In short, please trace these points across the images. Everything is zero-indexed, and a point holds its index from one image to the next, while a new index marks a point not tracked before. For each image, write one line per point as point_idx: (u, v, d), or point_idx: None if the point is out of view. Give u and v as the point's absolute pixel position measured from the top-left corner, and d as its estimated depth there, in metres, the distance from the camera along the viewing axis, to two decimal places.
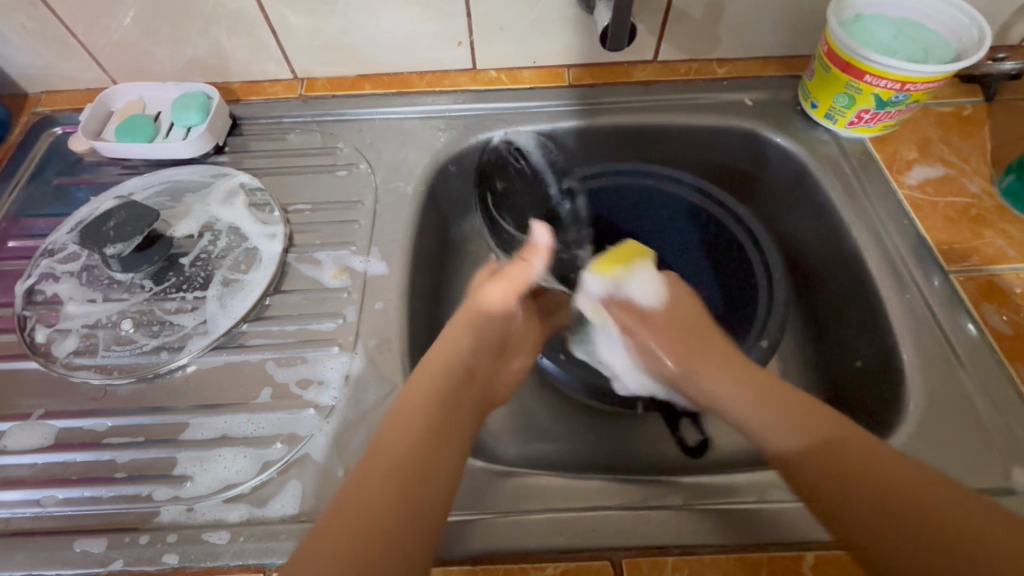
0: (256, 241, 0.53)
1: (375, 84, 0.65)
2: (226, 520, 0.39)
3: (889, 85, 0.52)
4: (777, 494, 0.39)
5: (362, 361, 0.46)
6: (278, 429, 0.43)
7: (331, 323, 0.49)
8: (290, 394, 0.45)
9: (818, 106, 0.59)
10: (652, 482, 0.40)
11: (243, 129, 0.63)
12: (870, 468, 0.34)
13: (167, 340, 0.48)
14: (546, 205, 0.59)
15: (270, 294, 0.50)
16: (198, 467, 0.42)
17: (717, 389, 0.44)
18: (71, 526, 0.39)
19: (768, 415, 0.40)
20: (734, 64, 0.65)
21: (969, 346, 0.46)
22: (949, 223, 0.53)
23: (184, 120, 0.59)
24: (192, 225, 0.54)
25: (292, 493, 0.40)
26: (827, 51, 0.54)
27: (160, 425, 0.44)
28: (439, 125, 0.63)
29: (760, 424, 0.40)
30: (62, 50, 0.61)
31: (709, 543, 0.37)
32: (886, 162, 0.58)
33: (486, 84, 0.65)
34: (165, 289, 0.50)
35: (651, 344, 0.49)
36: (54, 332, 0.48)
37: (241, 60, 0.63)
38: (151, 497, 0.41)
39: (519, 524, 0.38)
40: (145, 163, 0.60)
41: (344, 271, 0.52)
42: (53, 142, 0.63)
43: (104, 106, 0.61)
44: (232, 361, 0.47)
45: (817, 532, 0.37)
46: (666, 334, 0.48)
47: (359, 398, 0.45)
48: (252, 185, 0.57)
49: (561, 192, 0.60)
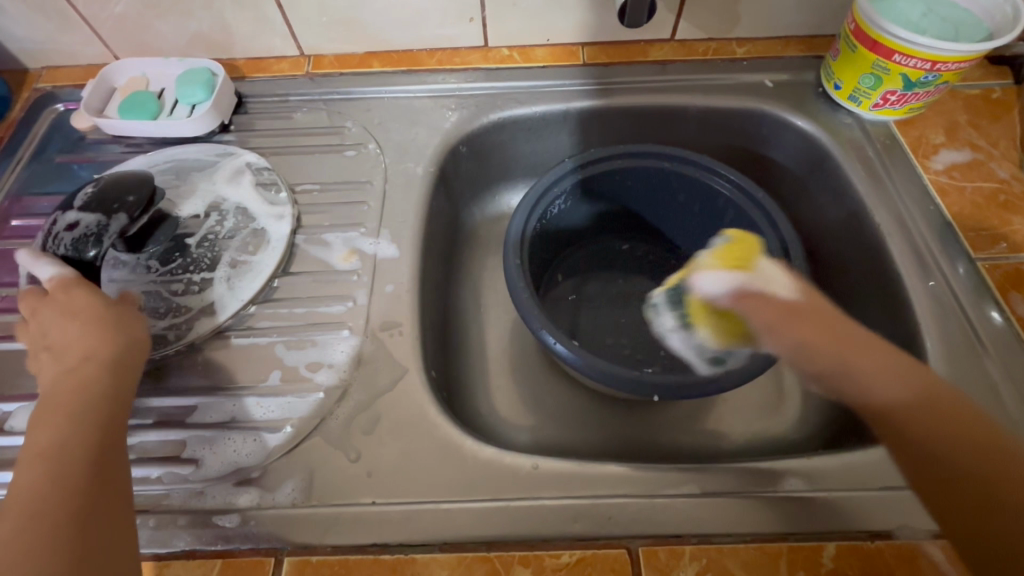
0: (264, 221, 0.52)
1: (384, 62, 0.63)
2: (235, 504, 0.39)
3: (918, 65, 0.50)
4: (795, 484, 0.39)
5: (372, 345, 0.46)
6: (288, 413, 0.43)
7: (340, 306, 0.48)
8: (300, 377, 0.44)
9: (841, 87, 0.57)
10: (669, 470, 0.39)
11: (249, 107, 0.62)
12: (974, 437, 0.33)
13: (174, 321, 0.47)
14: (557, 187, 0.57)
15: (278, 276, 0.49)
16: (207, 450, 0.41)
17: (845, 353, 0.36)
18: None
19: (875, 374, 0.35)
20: (754, 44, 0.63)
21: (995, 335, 0.45)
22: (976, 208, 0.51)
23: (189, 97, 0.57)
24: (198, 205, 0.53)
25: (302, 479, 0.40)
26: (854, 30, 0.52)
27: (168, 407, 0.43)
28: (449, 105, 0.61)
29: (877, 385, 0.35)
30: (63, 23, 0.59)
31: (728, 532, 0.37)
32: (911, 145, 0.56)
33: (498, 63, 0.63)
34: (171, 270, 0.49)
35: (777, 327, 0.37)
36: None
37: (246, 35, 0.61)
38: (160, 480, 0.40)
39: (533, 512, 0.38)
40: (149, 141, 0.59)
41: (353, 254, 0.51)
42: (56, 119, 0.62)
43: (107, 82, 0.60)
44: (240, 343, 0.46)
45: (838, 523, 0.37)
46: (800, 325, 0.37)
47: (370, 383, 0.44)
48: (258, 164, 0.55)
49: (573, 172, 0.57)
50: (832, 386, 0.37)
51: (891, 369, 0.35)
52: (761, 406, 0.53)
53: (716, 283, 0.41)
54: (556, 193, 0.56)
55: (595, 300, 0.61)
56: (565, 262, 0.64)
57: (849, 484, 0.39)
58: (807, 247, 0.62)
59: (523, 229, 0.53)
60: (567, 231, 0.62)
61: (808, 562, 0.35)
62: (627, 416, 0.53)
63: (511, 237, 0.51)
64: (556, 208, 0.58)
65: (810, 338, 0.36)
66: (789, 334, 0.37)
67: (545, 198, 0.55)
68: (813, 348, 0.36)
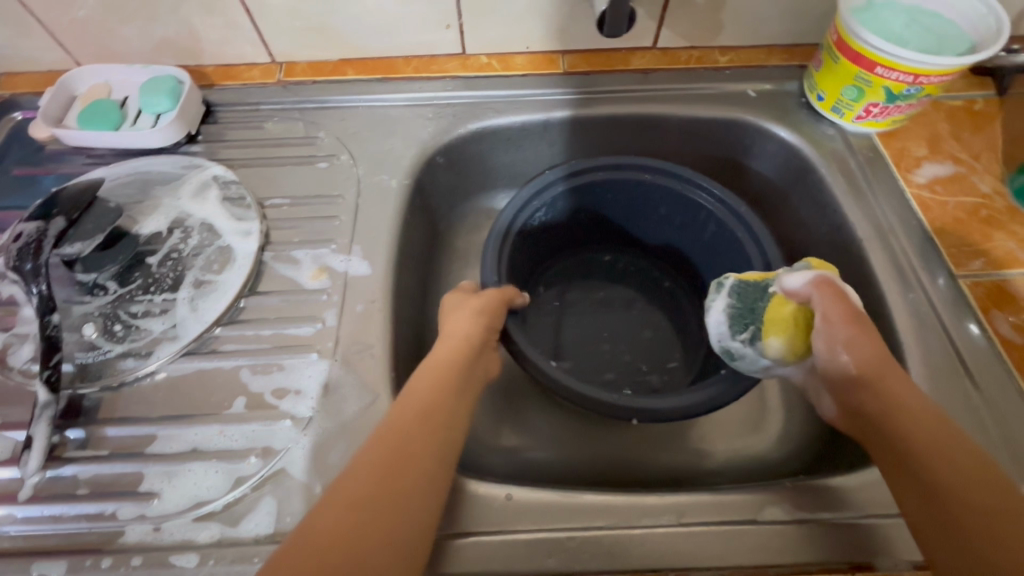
0: (230, 238, 0.50)
1: (358, 70, 0.61)
2: (196, 541, 0.37)
3: (900, 78, 0.49)
4: (775, 513, 0.37)
5: (343, 368, 0.44)
6: (253, 442, 0.41)
7: (310, 327, 0.46)
8: (265, 404, 0.42)
9: (824, 98, 0.56)
10: (647, 499, 0.38)
11: (218, 116, 0.59)
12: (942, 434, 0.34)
13: (133, 345, 0.45)
14: (538, 198, 0.55)
15: (244, 296, 0.47)
16: (166, 483, 0.39)
17: (854, 343, 0.39)
18: (29, 548, 0.37)
19: (863, 361, 0.38)
20: (736, 53, 0.62)
21: (976, 351, 0.45)
22: (958, 224, 0.51)
23: (153, 106, 0.55)
24: (161, 220, 0.51)
25: (266, 512, 0.38)
26: (836, 41, 0.51)
27: (125, 437, 0.41)
28: (427, 114, 0.59)
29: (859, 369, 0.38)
30: (19, 28, 0.57)
31: (706, 565, 0.35)
32: (893, 158, 0.55)
33: (476, 71, 0.61)
34: (131, 291, 0.47)
35: (834, 325, 0.39)
36: (12, 336, 0.45)
37: (214, 41, 0.59)
38: (115, 516, 0.38)
39: (504, 546, 0.36)
40: (112, 152, 0.56)
41: (324, 271, 0.49)
42: (14, 129, 0.59)
43: (66, 90, 0.57)
44: (204, 368, 0.44)
45: (816, 553, 0.36)
46: (859, 329, 0.39)
47: (339, 409, 0.42)
48: (226, 177, 0.53)
49: (554, 183, 0.55)
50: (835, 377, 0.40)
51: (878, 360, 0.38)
52: (743, 423, 0.52)
53: (804, 278, 0.43)
54: (536, 204, 0.55)
55: (578, 311, 0.60)
56: (547, 270, 0.63)
57: (831, 511, 0.38)
58: (791, 259, 0.61)
59: (505, 232, 0.52)
60: (549, 240, 0.61)
61: None
62: (607, 435, 0.51)
63: (491, 244, 0.51)
64: (538, 218, 0.57)
65: (851, 343, 0.39)
66: (841, 335, 0.39)
67: (526, 208, 0.54)
68: (854, 348, 0.38)
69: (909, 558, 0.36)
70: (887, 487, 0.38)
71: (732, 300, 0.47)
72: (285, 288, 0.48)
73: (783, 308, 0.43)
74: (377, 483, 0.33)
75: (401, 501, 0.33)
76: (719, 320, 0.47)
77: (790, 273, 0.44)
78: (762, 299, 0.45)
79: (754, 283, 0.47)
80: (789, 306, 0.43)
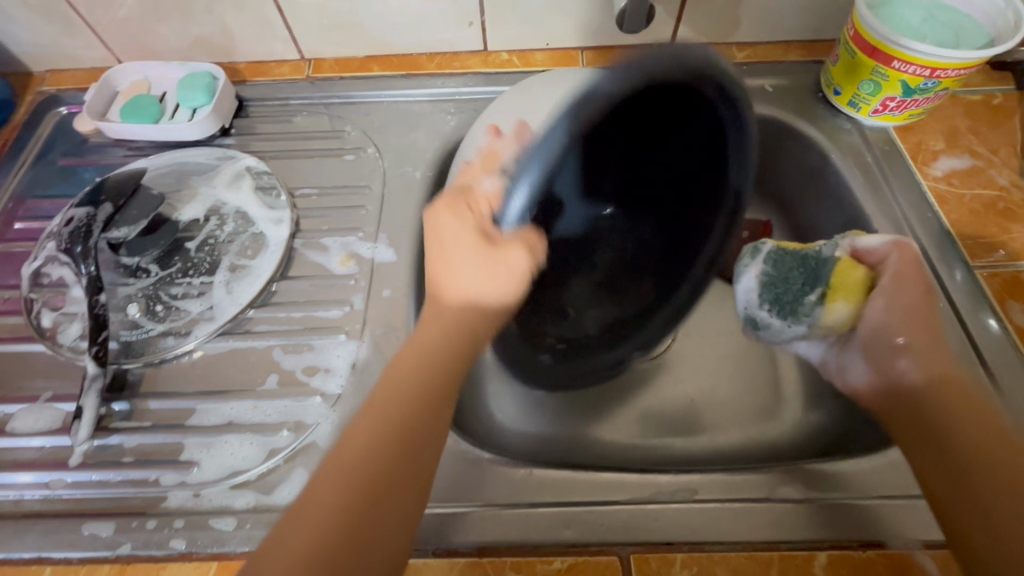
0: (263, 225, 0.52)
1: (383, 66, 0.64)
2: (233, 507, 0.39)
3: (918, 71, 0.49)
4: (787, 493, 0.39)
5: (370, 349, 0.46)
6: (285, 416, 0.43)
7: (338, 310, 0.48)
8: (296, 381, 0.45)
9: (841, 93, 0.57)
10: (662, 478, 0.40)
11: (250, 110, 0.62)
12: (972, 409, 0.37)
13: (173, 324, 0.47)
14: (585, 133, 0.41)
15: (276, 280, 0.50)
16: (205, 453, 0.42)
17: (909, 308, 0.41)
18: (79, 509, 0.40)
19: (923, 360, 0.39)
20: (753, 49, 0.63)
21: (991, 343, 0.45)
22: (975, 217, 0.51)
23: (190, 100, 0.58)
24: (198, 208, 0.53)
25: (298, 481, 0.40)
26: (853, 36, 0.52)
27: (166, 410, 0.44)
28: (449, 109, 0.61)
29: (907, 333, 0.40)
30: (65, 27, 0.60)
31: (720, 540, 0.37)
32: (911, 151, 0.56)
33: (497, 67, 0.63)
34: (171, 274, 0.50)
35: (896, 292, 0.41)
36: (60, 315, 0.48)
37: (247, 39, 0.61)
38: (158, 482, 0.40)
39: (526, 517, 0.38)
40: (150, 144, 0.59)
41: (351, 258, 0.51)
42: (59, 122, 0.62)
43: (109, 85, 0.60)
44: (239, 347, 0.47)
45: (828, 531, 0.37)
46: (919, 303, 0.41)
47: (366, 386, 0.44)
48: (258, 168, 0.56)
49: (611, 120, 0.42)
50: (882, 340, 0.42)
51: (924, 331, 0.40)
52: (757, 412, 0.53)
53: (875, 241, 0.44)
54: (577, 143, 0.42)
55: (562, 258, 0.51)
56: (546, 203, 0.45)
57: (843, 492, 0.39)
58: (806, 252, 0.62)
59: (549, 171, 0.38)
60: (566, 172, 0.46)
61: (799, 571, 0.35)
62: (623, 419, 0.53)
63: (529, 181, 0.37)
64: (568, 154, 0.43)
65: (911, 315, 0.41)
66: (902, 305, 0.41)
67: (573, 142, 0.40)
68: (912, 318, 0.41)
69: (919, 538, 0.36)
70: (899, 471, 0.39)
71: (770, 265, 0.47)
72: (314, 274, 0.50)
73: (853, 272, 0.43)
74: (372, 462, 0.35)
75: (401, 474, 0.35)
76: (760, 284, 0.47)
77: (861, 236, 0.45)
78: (815, 263, 0.45)
79: (791, 251, 0.47)
80: (861, 272, 0.43)
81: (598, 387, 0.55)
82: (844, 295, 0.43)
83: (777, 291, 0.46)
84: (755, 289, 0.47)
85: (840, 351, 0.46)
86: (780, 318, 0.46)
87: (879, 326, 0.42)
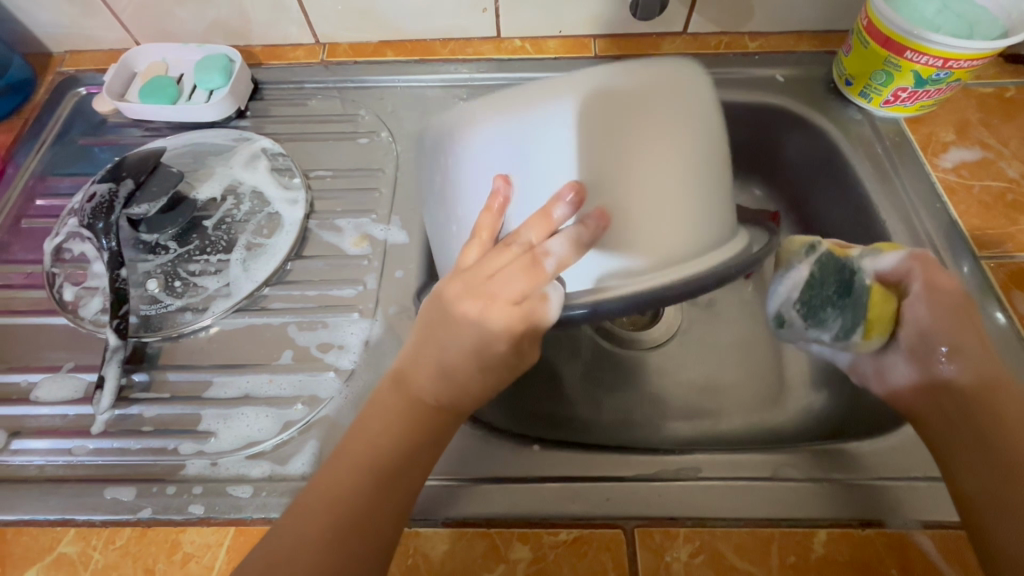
0: (279, 206, 0.53)
1: (397, 51, 0.64)
2: (249, 475, 0.40)
3: (930, 62, 0.49)
4: (790, 473, 0.40)
5: (382, 327, 0.47)
6: (299, 390, 0.44)
7: (351, 290, 0.49)
8: (311, 356, 0.46)
9: (853, 83, 0.57)
10: (667, 457, 0.40)
11: (265, 93, 0.63)
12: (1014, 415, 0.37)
13: (191, 300, 0.48)
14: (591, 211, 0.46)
15: (291, 259, 0.51)
16: (222, 424, 0.43)
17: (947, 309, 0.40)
18: (101, 475, 0.41)
19: (970, 363, 0.39)
20: (766, 39, 0.63)
21: (998, 335, 0.45)
22: (983, 209, 0.51)
23: (207, 83, 0.59)
24: (215, 187, 0.54)
25: (312, 453, 0.41)
26: (867, 26, 0.52)
27: (184, 382, 0.45)
28: (461, 95, 0.62)
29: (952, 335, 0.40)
30: (85, 8, 0.61)
31: (722, 516, 0.38)
32: (921, 143, 0.56)
33: (510, 53, 0.63)
34: (189, 251, 0.51)
35: (937, 293, 0.40)
36: (82, 290, 0.49)
37: (263, 23, 0.62)
38: (177, 451, 0.42)
39: (534, 491, 0.39)
40: (168, 125, 0.60)
41: (365, 239, 0.52)
42: (78, 102, 0.63)
43: (127, 66, 0.61)
44: (254, 323, 0.48)
45: (828, 510, 0.38)
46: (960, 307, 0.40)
47: (378, 364, 0.45)
48: (274, 150, 0.57)
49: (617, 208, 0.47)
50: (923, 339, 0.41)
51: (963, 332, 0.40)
52: (761, 398, 0.54)
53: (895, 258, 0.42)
54: None
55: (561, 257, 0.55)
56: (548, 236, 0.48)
57: (844, 474, 0.40)
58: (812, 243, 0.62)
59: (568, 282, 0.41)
60: None
61: (800, 547, 0.36)
62: (628, 404, 0.54)
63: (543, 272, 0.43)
64: None
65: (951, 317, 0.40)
66: (943, 305, 0.40)
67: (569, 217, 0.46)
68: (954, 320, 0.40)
69: (919, 518, 0.37)
70: (899, 454, 0.40)
71: (810, 272, 0.44)
72: (328, 254, 0.51)
73: (880, 297, 0.42)
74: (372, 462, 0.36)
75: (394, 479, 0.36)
76: (792, 291, 0.44)
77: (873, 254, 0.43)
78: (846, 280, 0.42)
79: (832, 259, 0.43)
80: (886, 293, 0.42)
81: (604, 371, 0.56)
82: (873, 319, 0.42)
83: (811, 292, 0.43)
84: (794, 287, 0.44)
85: (878, 354, 0.44)
86: (804, 319, 0.44)
87: (925, 330, 0.41)
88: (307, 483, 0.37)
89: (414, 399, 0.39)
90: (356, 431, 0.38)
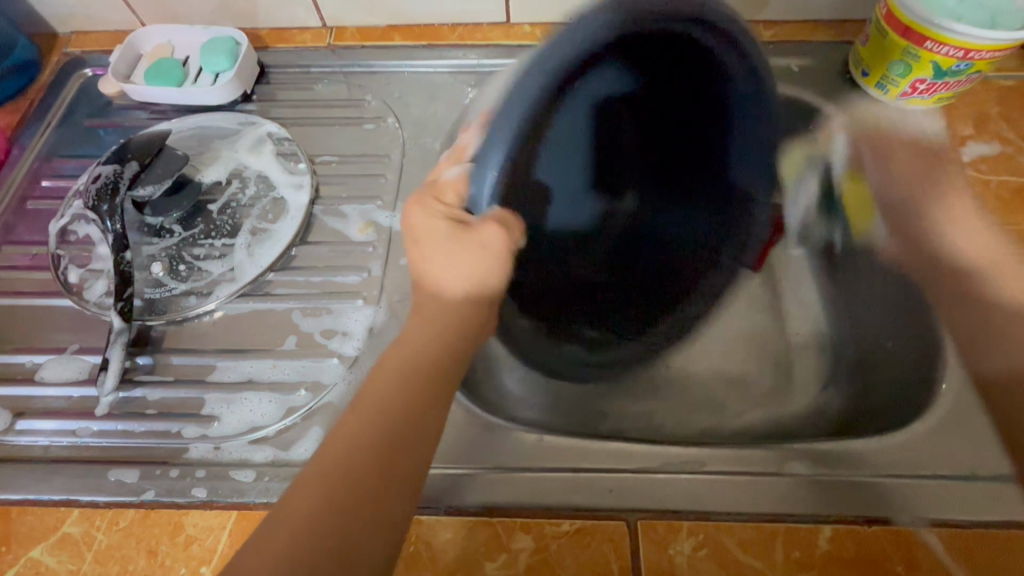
0: (284, 191, 0.53)
1: (405, 36, 0.63)
2: (252, 460, 0.40)
3: (951, 53, 0.48)
4: (796, 468, 0.39)
5: (386, 315, 0.47)
6: (303, 376, 0.44)
7: (356, 276, 0.49)
8: (315, 343, 0.46)
9: (869, 76, 0.55)
10: (671, 450, 0.40)
11: (271, 77, 0.62)
12: None
13: (195, 284, 0.48)
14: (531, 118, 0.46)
15: (296, 245, 0.50)
16: (225, 408, 0.43)
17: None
18: (105, 457, 0.41)
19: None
20: (782, 28, 0.62)
21: None
22: (1001, 204, 0.50)
23: (214, 65, 0.58)
24: (220, 171, 0.54)
25: (315, 439, 0.41)
26: (886, 15, 0.50)
27: (188, 366, 0.45)
28: (469, 81, 0.61)
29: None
30: None
31: (727, 510, 0.37)
32: (938, 136, 0.55)
33: (519, 39, 0.62)
34: (194, 235, 0.50)
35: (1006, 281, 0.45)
36: (86, 272, 0.49)
37: (270, 5, 0.61)
38: (180, 434, 0.42)
39: (536, 482, 0.39)
40: (173, 108, 0.60)
41: (370, 226, 0.51)
42: (84, 84, 0.63)
43: (133, 48, 0.60)
44: (259, 308, 0.48)
45: (834, 506, 0.37)
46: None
47: (382, 351, 0.45)
48: (279, 134, 0.56)
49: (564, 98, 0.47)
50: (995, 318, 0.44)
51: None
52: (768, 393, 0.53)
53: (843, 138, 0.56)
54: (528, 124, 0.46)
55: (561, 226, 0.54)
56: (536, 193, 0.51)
57: (850, 471, 0.39)
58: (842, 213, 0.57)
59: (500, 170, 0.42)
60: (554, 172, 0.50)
61: (804, 543, 0.35)
62: (632, 396, 0.53)
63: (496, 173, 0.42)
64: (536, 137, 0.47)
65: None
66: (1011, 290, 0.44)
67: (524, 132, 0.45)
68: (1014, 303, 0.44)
69: (926, 515, 0.37)
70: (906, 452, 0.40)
71: (821, 179, 0.59)
72: (333, 240, 0.51)
73: (854, 188, 0.57)
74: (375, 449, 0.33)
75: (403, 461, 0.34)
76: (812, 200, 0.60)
77: (838, 141, 0.57)
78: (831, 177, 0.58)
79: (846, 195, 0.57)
80: (858, 189, 0.57)
81: None
82: (855, 204, 0.57)
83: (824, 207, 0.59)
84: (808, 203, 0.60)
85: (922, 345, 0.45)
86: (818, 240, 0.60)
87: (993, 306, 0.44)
88: (303, 473, 0.34)
89: (420, 371, 0.37)
90: (358, 409, 0.36)
